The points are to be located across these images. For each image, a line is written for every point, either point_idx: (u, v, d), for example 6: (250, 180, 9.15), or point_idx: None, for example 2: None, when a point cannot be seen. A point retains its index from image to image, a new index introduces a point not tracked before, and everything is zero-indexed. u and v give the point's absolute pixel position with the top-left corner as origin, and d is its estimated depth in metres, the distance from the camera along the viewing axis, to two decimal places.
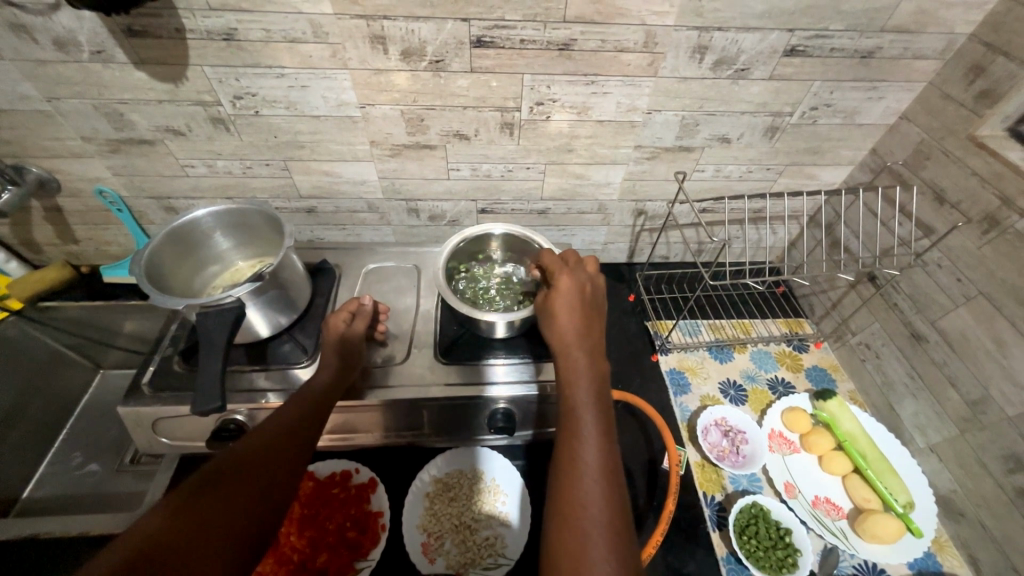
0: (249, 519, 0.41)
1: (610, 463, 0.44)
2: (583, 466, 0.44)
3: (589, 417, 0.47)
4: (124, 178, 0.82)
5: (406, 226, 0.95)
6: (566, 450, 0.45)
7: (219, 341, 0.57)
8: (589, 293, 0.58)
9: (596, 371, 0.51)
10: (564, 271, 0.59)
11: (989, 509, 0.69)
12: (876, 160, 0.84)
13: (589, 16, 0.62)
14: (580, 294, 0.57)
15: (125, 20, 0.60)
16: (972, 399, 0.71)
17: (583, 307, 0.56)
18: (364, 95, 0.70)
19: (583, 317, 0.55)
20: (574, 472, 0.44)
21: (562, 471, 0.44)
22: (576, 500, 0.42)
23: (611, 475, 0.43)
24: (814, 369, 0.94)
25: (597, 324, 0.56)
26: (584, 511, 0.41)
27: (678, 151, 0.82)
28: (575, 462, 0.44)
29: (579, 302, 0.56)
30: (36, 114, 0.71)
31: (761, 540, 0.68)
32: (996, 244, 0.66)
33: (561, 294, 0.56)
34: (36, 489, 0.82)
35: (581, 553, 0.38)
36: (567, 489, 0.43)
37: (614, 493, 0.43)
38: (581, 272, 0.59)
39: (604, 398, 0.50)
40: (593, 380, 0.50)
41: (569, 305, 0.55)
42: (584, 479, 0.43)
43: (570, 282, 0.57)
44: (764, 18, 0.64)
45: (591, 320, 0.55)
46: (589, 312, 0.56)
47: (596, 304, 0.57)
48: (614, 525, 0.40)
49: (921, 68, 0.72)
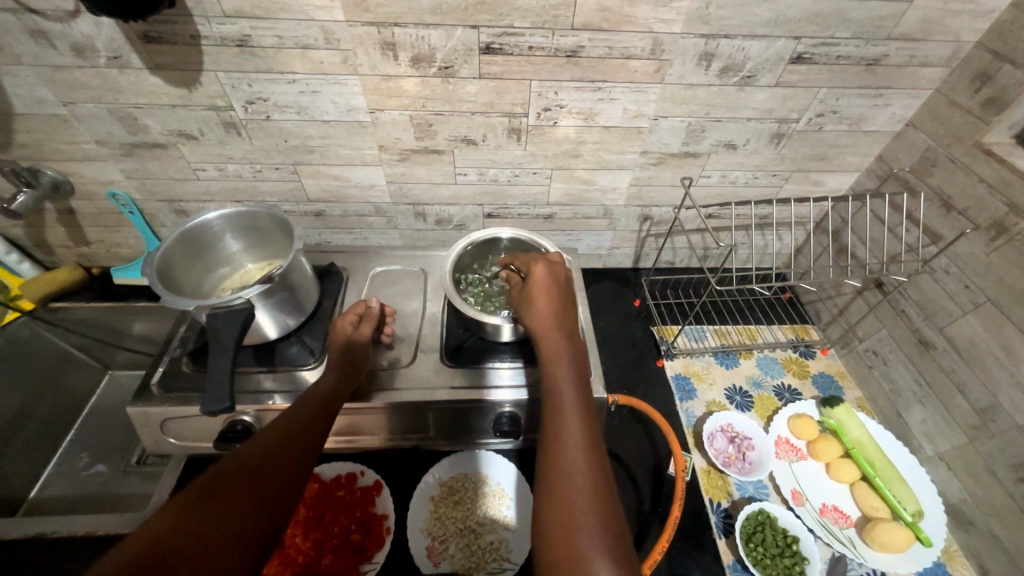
0: (255, 519, 0.41)
1: (593, 438, 0.45)
2: (568, 441, 0.44)
3: (571, 396, 0.48)
4: (136, 181, 0.83)
5: (413, 230, 0.96)
6: (552, 431, 0.46)
7: (228, 342, 0.57)
8: (563, 281, 0.60)
9: (575, 353, 0.53)
10: (539, 262, 0.62)
11: (999, 518, 0.68)
12: (883, 166, 0.84)
13: (597, 24, 0.63)
14: (554, 283, 0.59)
15: (143, 27, 0.62)
16: (981, 406, 0.71)
17: (560, 293, 0.58)
18: (373, 100, 0.71)
19: (559, 303, 0.57)
20: (561, 447, 0.44)
21: (548, 449, 0.44)
22: (562, 474, 0.42)
23: (595, 448, 0.44)
24: (821, 376, 0.94)
25: (572, 309, 0.58)
26: (570, 483, 0.41)
27: (684, 156, 0.83)
28: (560, 438, 0.45)
29: (555, 289, 0.58)
30: (53, 118, 0.73)
31: (768, 547, 0.67)
32: (1004, 251, 0.66)
33: (537, 282, 0.59)
34: (44, 489, 0.83)
35: (570, 523, 0.39)
36: (555, 465, 0.43)
37: (598, 466, 0.43)
38: (556, 262, 0.62)
39: (585, 379, 0.51)
40: (574, 361, 0.52)
41: (546, 292, 0.58)
42: (570, 455, 0.43)
43: (545, 270, 0.60)
44: (771, 26, 0.65)
45: (567, 306, 0.58)
46: (564, 299, 0.58)
47: (570, 292, 0.60)
48: (601, 494, 0.41)
49: (927, 75, 0.72)
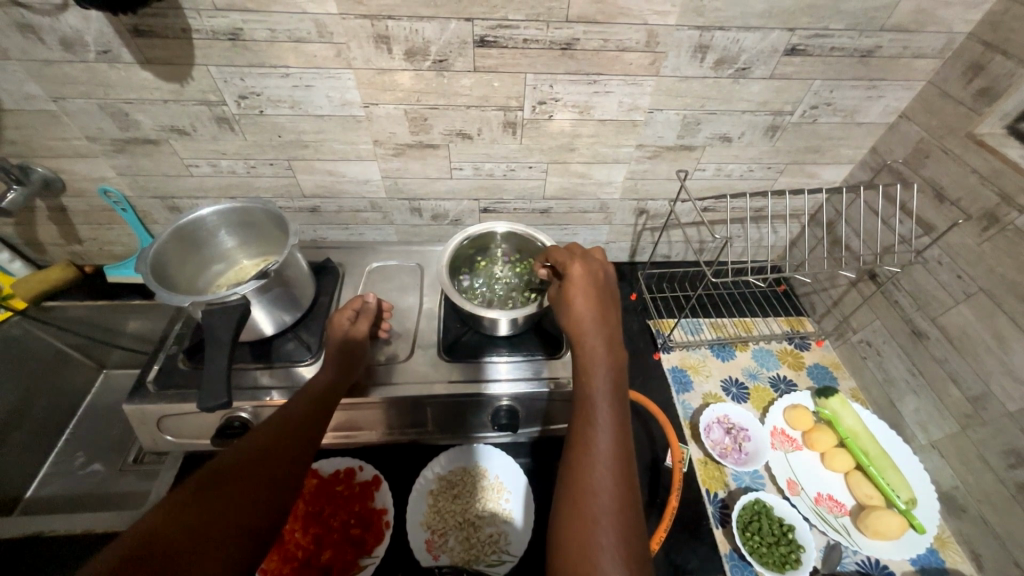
0: (251, 514, 0.41)
1: (621, 455, 0.45)
2: (597, 447, 0.45)
3: (605, 409, 0.48)
4: (129, 178, 0.83)
5: (409, 226, 0.96)
6: (580, 439, 0.46)
7: (225, 338, 0.57)
8: (602, 280, 0.58)
9: (612, 360, 0.51)
10: (576, 257, 0.59)
11: (990, 504, 0.69)
12: (876, 158, 0.85)
13: (591, 16, 0.63)
14: (595, 283, 0.57)
15: (132, 20, 0.61)
16: (973, 395, 0.72)
17: (599, 295, 0.56)
18: (368, 95, 0.70)
19: (598, 300, 0.55)
20: (586, 451, 0.45)
21: (574, 461, 0.45)
22: (587, 491, 0.43)
23: (622, 464, 0.44)
24: (816, 367, 0.95)
25: (611, 310, 0.56)
26: (593, 485, 0.43)
27: (679, 150, 0.83)
28: (588, 450, 0.45)
29: (594, 291, 0.56)
30: (42, 114, 0.72)
31: (765, 536, 0.68)
32: (995, 240, 0.67)
33: (574, 280, 0.57)
34: (40, 489, 0.82)
35: (589, 541, 0.40)
36: (579, 477, 0.44)
37: (623, 485, 0.43)
38: (593, 258, 0.60)
39: (620, 389, 0.50)
40: (610, 370, 0.50)
41: (582, 289, 0.56)
42: (597, 459, 0.44)
43: (584, 270, 0.58)
44: (764, 17, 0.65)
45: (607, 304, 0.56)
46: (604, 296, 0.56)
47: (610, 292, 0.57)
48: (622, 514, 0.41)
49: (920, 67, 0.72)
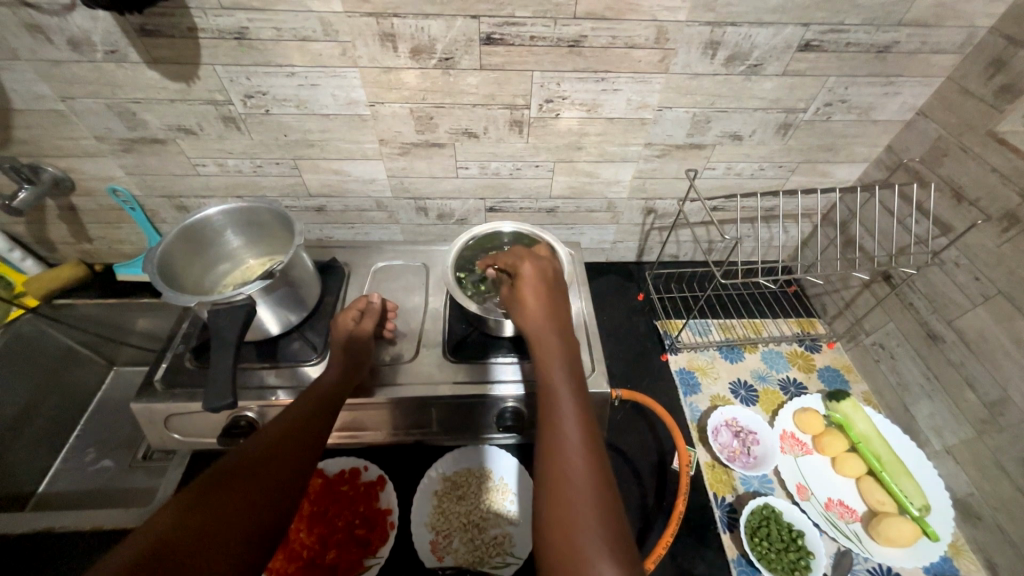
0: (254, 514, 0.41)
1: (595, 449, 0.44)
2: (566, 434, 0.45)
3: (567, 396, 0.48)
4: (137, 177, 0.83)
5: (414, 225, 0.95)
6: (550, 430, 0.46)
7: (230, 338, 0.57)
8: (553, 279, 0.61)
9: (570, 356, 0.53)
10: (526, 261, 0.62)
11: (1008, 513, 0.67)
12: (892, 156, 0.83)
13: (599, 13, 0.62)
14: (545, 281, 0.60)
15: (139, 20, 0.61)
16: (990, 400, 0.70)
17: (549, 293, 0.59)
18: (373, 93, 0.70)
19: (550, 300, 0.58)
20: (559, 442, 0.45)
21: (549, 457, 0.44)
22: (562, 475, 0.42)
23: (593, 449, 0.44)
24: (827, 370, 0.93)
25: (562, 309, 0.59)
26: (570, 474, 0.42)
27: (689, 148, 0.81)
28: (558, 438, 0.45)
29: (545, 289, 0.59)
30: (51, 114, 0.72)
31: (773, 542, 0.67)
32: (1016, 242, 0.65)
33: (526, 281, 0.60)
34: (51, 485, 0.83)
35: (571, 527, 0.39)
36: (553, 466, 0.43)
37: (600, 477, 0.42)
38: (543, 260, 0.63)
39: (580, 379, 0.51)
40: (569, 366, 0.52)
41: (534, 291, 0.59)
42: (565, 445, 0.44)
43: (533, 270, 0.61)
44: (778, 12, 0.63)
45: (558, 303, 0.59)
46: (555, 296, 0.59)
47: (560, 290, 0.61)
48: (607, 499, 0.41)
49: (938, 63, 0.70)
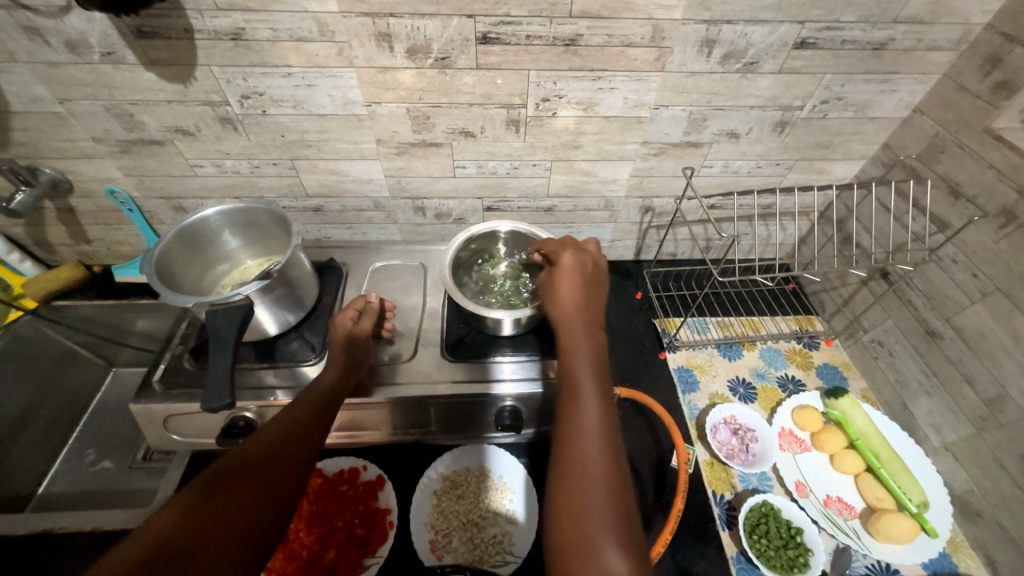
0: (253, 514, 0.41)
1: (613, 449, 0.44)
2: (585, 427, 0.45)
3: (590, 388, 0.48)
4: (135, 179, 0.83)
5: (413, 225, 0.96)
6: (569, 420, 0.46)
7: (228, 339, 0.57)
8: (591, 270, 0.59)
9: (596, 347, 0.52)
10: (567, 250, 0.61)
11: (1007, 509, 0.67)
12: (889, 153, 0.82)
13: (595, 11, 0.62)
14: (583, 271, 0.59)
15: (135, 21, 0.61)
16: (988, 397, 0.70)
17: (586, 283, 0.58)
18: (370, 93, 0.70)
19: (586, 290, 0.57)
20: (577, 434, 0.45)
21: (564, 448, 0.44)
22: (577, 467, 0.42)
23: (611, 445, 0.44)
24: (826, 367, 0.93)
25: (597, 303, 0.57)
26: (584, 468, 0.42)
27: (686, 146, 0.81)
28: (576, 430, 0.45)
29: (581, 278, 0.58)
30: (49, 116, 0.72)
31: (772, 539, 0.67)
32: (1013, 238, 0.65)
33: (564, 270, 0.59)
34: (51, 486, 0.84)
35: (581, 519, 0.39)
36: (568, 456, 0.43)
37: (618, 479, 0.42)
38: (584, 249, 0.62)
39: (604, 371, 0.50)
40: (595, 357, 0.51)
41: (570, 280, 0.57)
42: (583, 437, 0.44)
43: (574, 260, 0.59)
44: (774, 10, 0.63)
45: (592, 294, 0.57)
46: (592, 286, 0.58)
47: (597, 282, 0.59)
48: (620, 496, 0.41)
49: (935, 60, 0.70)
